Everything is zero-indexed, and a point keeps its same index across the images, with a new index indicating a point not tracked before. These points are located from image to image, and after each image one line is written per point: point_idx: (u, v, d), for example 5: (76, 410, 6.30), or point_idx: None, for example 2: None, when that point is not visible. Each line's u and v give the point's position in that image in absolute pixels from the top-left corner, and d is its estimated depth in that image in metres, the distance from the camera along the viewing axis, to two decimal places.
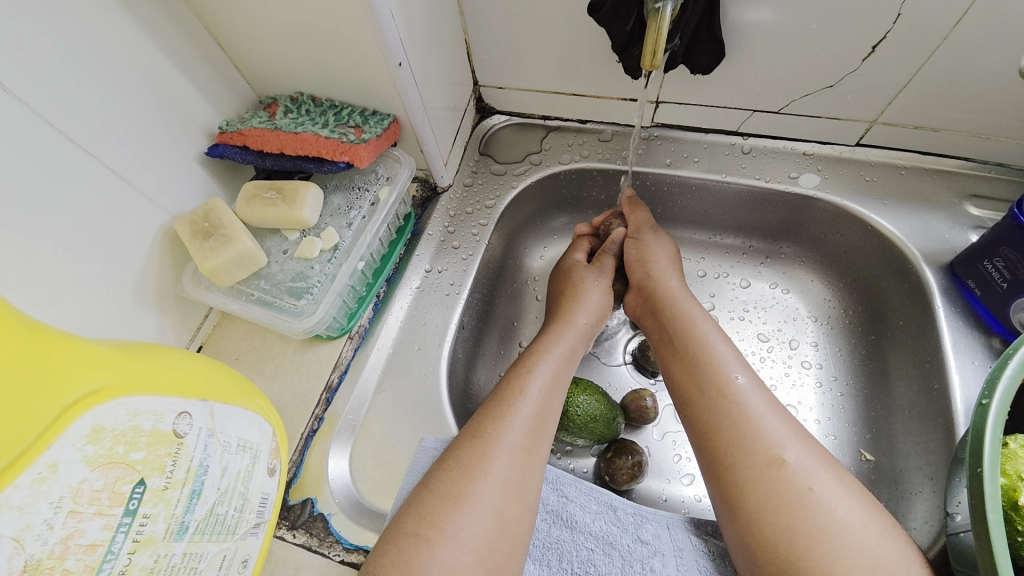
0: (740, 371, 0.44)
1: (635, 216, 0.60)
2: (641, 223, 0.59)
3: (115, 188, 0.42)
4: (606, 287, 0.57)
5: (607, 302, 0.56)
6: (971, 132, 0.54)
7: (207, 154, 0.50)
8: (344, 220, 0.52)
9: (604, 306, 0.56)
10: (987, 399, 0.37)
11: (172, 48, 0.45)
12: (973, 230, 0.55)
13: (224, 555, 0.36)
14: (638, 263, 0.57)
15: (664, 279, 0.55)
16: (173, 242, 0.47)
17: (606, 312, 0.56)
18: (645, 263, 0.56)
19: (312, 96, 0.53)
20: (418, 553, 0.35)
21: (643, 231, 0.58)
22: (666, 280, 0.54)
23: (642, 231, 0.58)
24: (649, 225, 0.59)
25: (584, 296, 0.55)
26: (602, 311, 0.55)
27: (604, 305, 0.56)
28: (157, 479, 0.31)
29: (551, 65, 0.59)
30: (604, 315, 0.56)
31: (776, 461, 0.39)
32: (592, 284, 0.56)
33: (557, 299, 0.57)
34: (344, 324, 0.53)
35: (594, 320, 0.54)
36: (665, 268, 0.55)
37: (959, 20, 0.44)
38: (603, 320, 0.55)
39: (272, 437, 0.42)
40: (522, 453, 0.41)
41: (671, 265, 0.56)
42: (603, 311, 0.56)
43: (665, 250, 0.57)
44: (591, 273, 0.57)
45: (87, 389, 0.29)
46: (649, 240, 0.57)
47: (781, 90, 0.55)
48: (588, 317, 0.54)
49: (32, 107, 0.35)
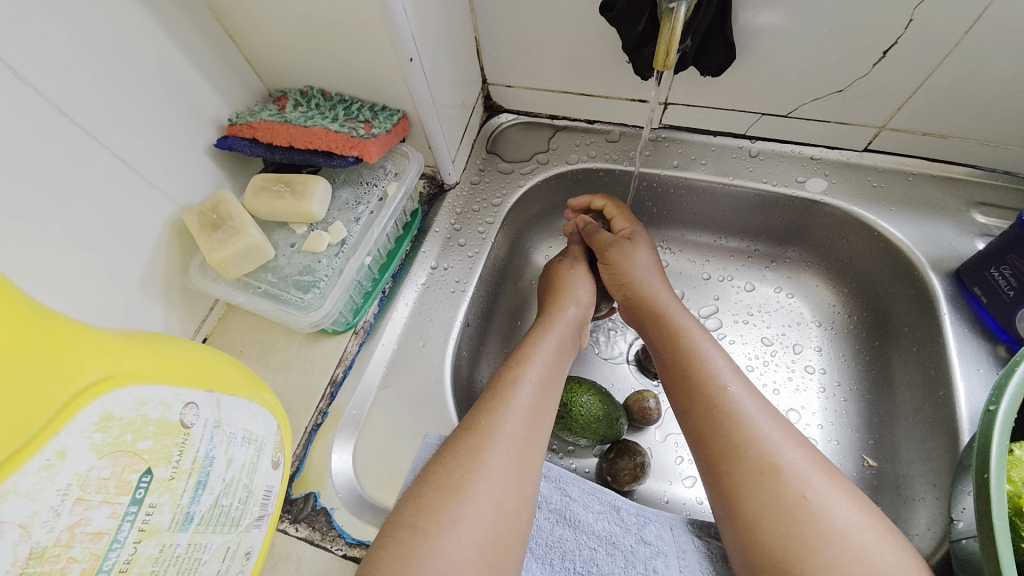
0: (733, 380, 0.44)
1: (598, 239, 0.58)
2: (604, 244, 0.57)
3: (124, 177, 0.42)
4: (587, 277, 0.57)
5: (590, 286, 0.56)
6: (979, 139, 0.54)
7: (216, 146, 0.50)
8: (352, 215, 0.52)
9: (590, 297, 0.56)
10: (994, 406, 0.37)
11: (184, 39, 0.45)
12: (980, 237, 0.55)
13: (228, 547, 0.36)
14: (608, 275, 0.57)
15: (647, 278, 0.54)
16: (181, 233, 0.47)
17: (592, 296, 0.56)
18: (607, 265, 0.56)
19: (322, 91, 0.53)
20: (417, 545, 0.35)
21: (608, 252, 0.57)
22: (643, 279, 0.54)
23: (607, 252, 0.56)
24: (613, 243, 0.57)
25: (568, 286, 0.56)
26: (587, 297, 0.55)
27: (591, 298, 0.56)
28: (163, 468, 0.31)
29: (561, 64, 0.59)
30: (588, 295, 0.56)
31: (770, 468, 0.39)
32: (573, 274, 0.57)
33: (544, 295, 0.57)
34: (349, 319, 0.53)
35: (581, 308, 0.54)
36: (641, 276, 0.54)
37: (971, 26, 0.44)
38: (590, 308, 0.56)
39: (276, 430, 0.42)
40: (519, 443, 0.41)
41: (653, 274, 0.55)
42: (590, 299, 0.56)
43: (637, 261, 0.56)
44: (566, 265, 0.58)
45: (95, 376, 0.29)
46: (617, 257, 0.56)
47: (790, 94, 0.55)
48: (577, 307, 0.54)
49: (42, 93, 0.35)
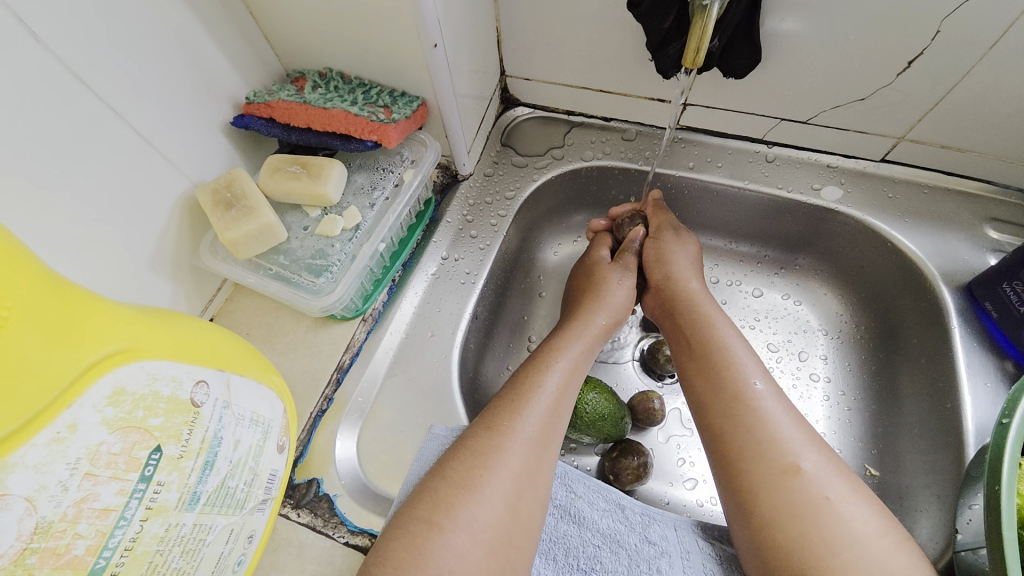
0: (759, 377, 0.44)
1: (659, 218, 0.58)
2: (663, 225, 0.58)
3: (139, 149, 0.41)
4: (630, 288, 0.55)
5: (629, 302, 0.55)
6: (995, 155, 0.54)
7: (232, 124, 0.49)
8: (367, 200, 0.51)
9: (627, 300, 0.55)
10: (1007, 418, 0.37)
11: (204, 12, 0.44)
12: (993, 253, 0.55)
13: (231, 529, 0.35)
14: (656, 263, 0.56)
15: (684, 279, 0.54)
16: (193, 210, 0.46)
17: (627, 309, 0.55)
18: (664, 262, 0.55)
19: (341, 73, 0.52)
20: (430, 540, 0.35)
21: (664, 232, 0.57)
22: (686, 281, 0.53)
23: (663, 232, 0.57)
24: (671, 228, 0.57)
25: (607, 294, 0.54)
26: (623, 311, 0.54)
27: (626, 305, 0.55)
28: (172, 446, 0.30)
29: (581, 59, 0.58)
30: (626, 313, 0.55)
31: (792, 468, 0.38)
32: (617, 285, 0.55)
33: (582, 292, 0.56)
34: (359, 306, 0.53)
35: (613, 321, 0.53)
36: (683, 270, 0.54)
37: (996, 40, 0.44)
38: (621, 322, 0.54)
39: (283, 414, 0.41)
40: (534, 447, 0.40)
41: (693, 266, 0.55)
42: (625, 310, 0.54)
43: (685, 252, 0.56)
44: (616, 274, 0.56)
45: (109, 349, 0.29)
46: (668, 240, 0.56)
47: (811, 101, 0.55)
48: (608, 317, 0.53)
49: (58, 56, 0.34)
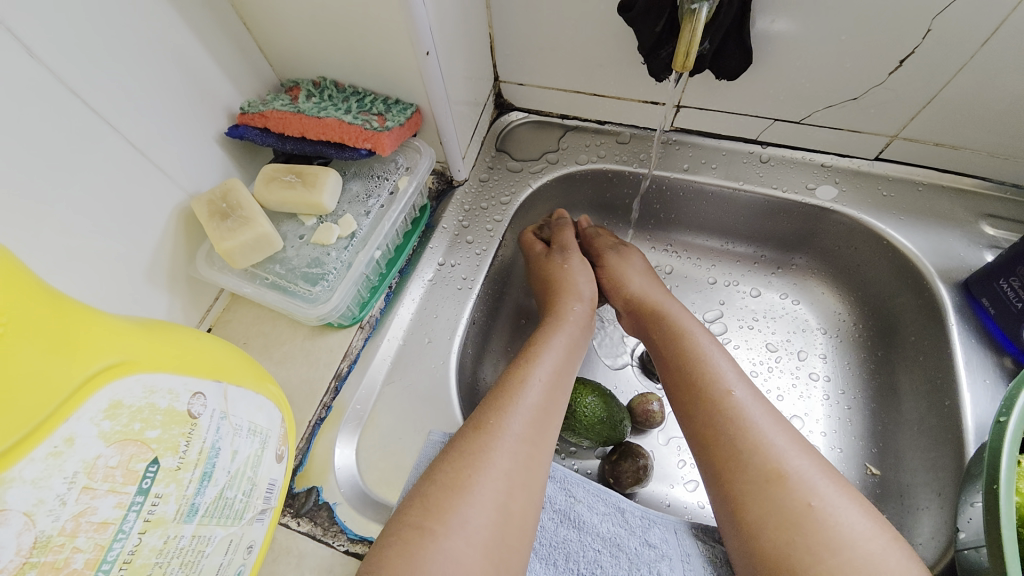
0: (737, 385, 0.44)
1: (595, 242, 0.61)
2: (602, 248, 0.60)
3: (134, 162, 0.41)
4: (579, 265, 0.57)
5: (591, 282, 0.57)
6: (989, 151, 0.54)
7: (227, 134, 0.49)
8: (361, 208, 0.51)
9: (590, 288, 0.56)
10: (1004, 416, 0.36)
11: (198, 24, 0.44)
12: (989, 249, 0.55)
13: (230, 540, 0.35)
14: (614, 288, 0.57)
15: (653, 292, 0.54)
16: (188, 221, 0.47)
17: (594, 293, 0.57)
18: (621, 286, 0.57)
19: (335, 82, 0.52)
20: (423, 547, 0.35)
21: (605, 253, 0.60)
22: (653, 293, 0.54)
23: (604, 253, 0.60)
24: (610, 248, 0.60)
25: (569, 282, 0.56)
26: (590, 293, 0.56)
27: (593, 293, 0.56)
28: (170, 458, 0.30)
29: (575, 63, 0.59)
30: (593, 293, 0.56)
31: (775, 475, 0.38)
32: (567, 268, 0.57)
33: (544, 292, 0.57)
34: (356, 313, 0.52)
35: (584, 303, 0.55)
36: (644, 284, 0.56)
37: (987, 38, 0.44)
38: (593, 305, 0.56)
39: (281, 424, 0.41)
40: (525, 444, 0.41)
41: (648, 278, 0.57)
42: (592, 295, 0.56)
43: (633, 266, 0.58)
44: (556, 259, 0.58)
45: (106, 362, 0.29)
46: (615, 263, 0.58)
47: (803, 101, 0.55)
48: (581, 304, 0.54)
49: (53, 72, 0.35)
